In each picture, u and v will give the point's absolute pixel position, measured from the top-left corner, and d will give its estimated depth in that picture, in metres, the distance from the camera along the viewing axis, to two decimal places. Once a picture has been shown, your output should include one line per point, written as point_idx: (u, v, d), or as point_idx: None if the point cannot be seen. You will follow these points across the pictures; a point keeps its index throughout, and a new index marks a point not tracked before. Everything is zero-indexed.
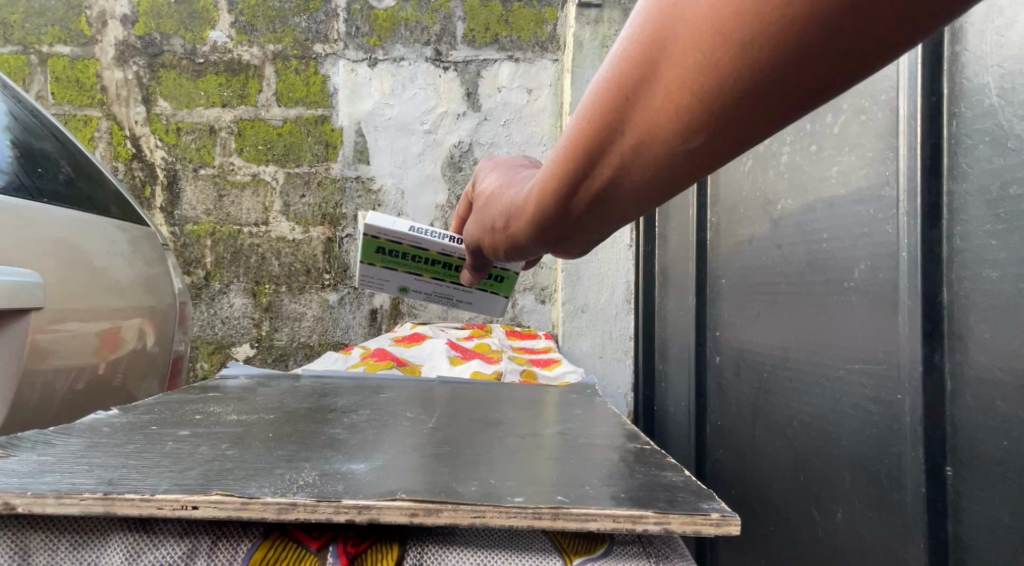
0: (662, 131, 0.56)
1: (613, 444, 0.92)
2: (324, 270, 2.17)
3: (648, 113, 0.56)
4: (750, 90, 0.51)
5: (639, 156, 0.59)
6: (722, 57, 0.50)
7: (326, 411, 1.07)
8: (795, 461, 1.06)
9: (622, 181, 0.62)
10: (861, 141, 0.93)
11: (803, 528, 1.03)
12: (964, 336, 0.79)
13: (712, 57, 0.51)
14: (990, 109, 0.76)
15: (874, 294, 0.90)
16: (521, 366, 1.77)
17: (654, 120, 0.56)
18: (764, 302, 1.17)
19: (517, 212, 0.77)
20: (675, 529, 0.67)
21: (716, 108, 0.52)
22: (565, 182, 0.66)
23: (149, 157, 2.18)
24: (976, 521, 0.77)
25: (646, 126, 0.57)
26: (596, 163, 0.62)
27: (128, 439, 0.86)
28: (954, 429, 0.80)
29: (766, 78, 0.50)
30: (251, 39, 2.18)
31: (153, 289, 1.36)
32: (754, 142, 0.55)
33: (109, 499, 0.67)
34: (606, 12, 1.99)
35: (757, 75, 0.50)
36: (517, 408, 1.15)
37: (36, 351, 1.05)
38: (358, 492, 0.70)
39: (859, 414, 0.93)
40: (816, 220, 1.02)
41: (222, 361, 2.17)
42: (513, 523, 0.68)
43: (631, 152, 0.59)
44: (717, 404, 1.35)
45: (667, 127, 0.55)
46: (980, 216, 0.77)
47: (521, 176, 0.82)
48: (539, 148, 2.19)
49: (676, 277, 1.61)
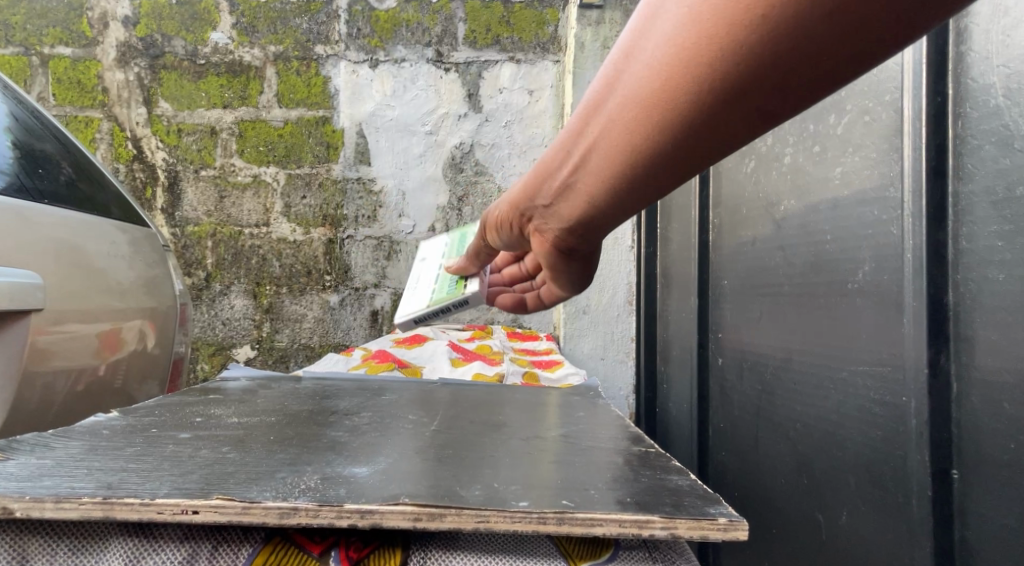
0: (645, 91, 0.60)
1: (616, 447, 0.91)
2: (325, 271, 2.17)
3: (643, 69, 0.59)
4: (735, 53, 0.53)
5: (628, 112, 0.62)
6: (706, 26, 0.54)
7: (327, 414, 1.06)
8: (799, 462, 1.05)
9: (609, 138, 0.65)
10: (865, 141, 0.92)
11: (807, 531, 1.03)
12: (970, 338, 0.78)
13: (698, 25, 0.54)
14: (996, 110, 0.75)
15: (879, 295, 0.89)
16: (523, 368, 1.76)
17: (648, 76, 0.59)
18: (767, 304, 1.16)
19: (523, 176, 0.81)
20: (682, 533, 0.67)
21: (703, 68, 0.55)
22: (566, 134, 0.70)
23: (150, 158, 2.18)
24: (983, 525, 0.76)
25: (639, 81, 0.60)
26: (592, 116, 0.65)
27: (128, 442, 0.86)
28: (961, 432, 0.79)
29: (751, 44, 0.52)
30: (252, 40, 2.17)
31: (154, 290, 1.35)
32: (734, 113, 0.57)
33: (108, 503, 0.66)
34: (608, 12, 1.98)
35: (741, 38, 0.52)
36: (518, 410, 1.14)
37: (36, 353, 1.04)
38: (360, 496, 0.69)
39: (864, 416, 0.92)
40: (820, 221, 1.01)
41: (223, 362, 2.17)
42: (518, 527, 0.67)
43: (621, 105, 0.62)
44: (720, 406, 1.34)
45: (656, 83, 0.58)
46: (987, 217, 0.76)
47: None
48: (540, 149, 2.18)
49: (679, 278, 1.60)
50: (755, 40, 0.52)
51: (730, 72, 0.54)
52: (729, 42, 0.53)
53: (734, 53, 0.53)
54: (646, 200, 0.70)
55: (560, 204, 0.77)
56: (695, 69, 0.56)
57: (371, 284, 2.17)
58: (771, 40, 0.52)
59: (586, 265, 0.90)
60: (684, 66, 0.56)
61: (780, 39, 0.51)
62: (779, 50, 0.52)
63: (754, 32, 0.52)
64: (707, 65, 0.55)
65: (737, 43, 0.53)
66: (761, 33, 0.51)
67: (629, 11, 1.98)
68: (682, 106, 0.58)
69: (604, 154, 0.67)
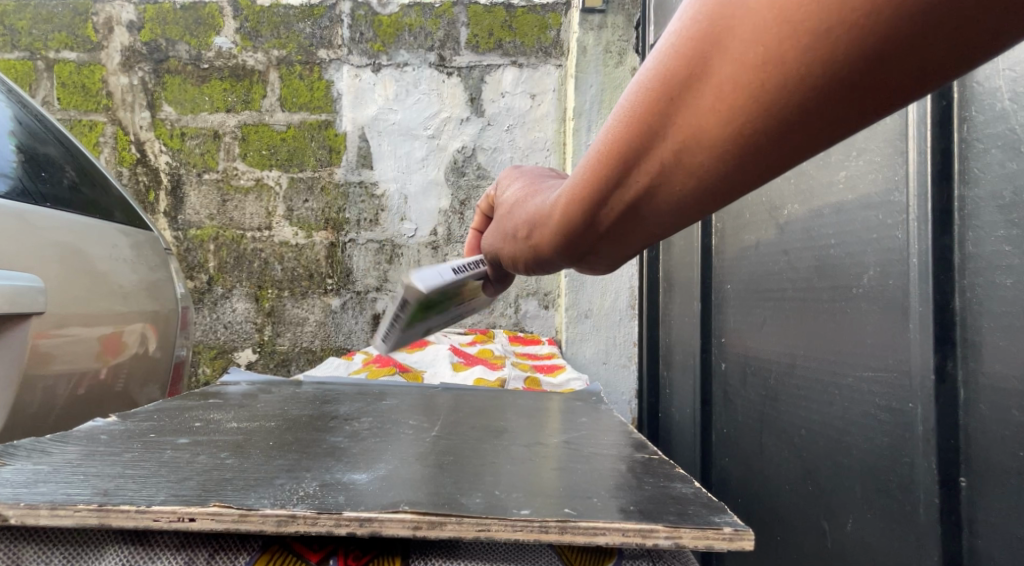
0: (702, 139, 0.51)
1: (620, 454, 0.90)
2: (327, 275, 2.16)
3: (695, 115, 0.50)
4: (817, 87, 0.45)
5: (683, 161, 0.53)
6: (784, 59, 0.45)
7: (328, 419, 1.05)
8: (804, 470, 1.04)
9: (660, 189, 0.56)
10: (869, 145, 0.91)
11: (812, 538, 1.01)
12: (978, 344, 0.77)
13: (776, 63, 0.45)
14: (1002, 113, 0.74)
15: (884, 301, 0.88)
16: (524, 372, 1.75)
17: (703, 121, 0.50)
18: (770, 309, 1.15)
19: (543, 220, 0.71)
20: (686, 543, 0.66)
21: (781, 110, 0.47)
22: (597, 188, 0.59)
23: (153, 162, 2.17)
24: (992, 535, 0.75)
25: (693, 127, 0.51)
26: (632, 168, 0.56)
27: (126, 448, 0.85)
28: (967, 439, 0.78)
29: (839, 78, 0.44)
30: (255, 45, 2.17)
31: (156, 295, 1.35)
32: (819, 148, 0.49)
33: (103, 511, 0.66)
34: (611, 17, 1.98)
35: (826, 72, 0.44)
36: (520, 415, 1.14)
37: (36, 356, 1.03)
38: (359, 504, 0.68)
39: (870, 423, 0.90)
40: (825, 225, 1.00)
41: (224, 366, 2.17)
42: (519, 536, 0.66)
43: (673, 156, 0.53)
44: (723, 411, 1.33)
45: (719, 128, 0.49)
46: (994, 221, 0.75)
47: (548, 184, 0.77)
48: (542, 153, 2.17)
49: (681, 282, 1.59)
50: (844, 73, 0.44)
51: (815, 112, 0.46)
52: (817, 70, 0.44)
53: (830, 80, 0.44)
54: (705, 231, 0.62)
55: (599, 249, 0.68)
56: (770, 112, 0.47)
57: (372, 288, 2.16)
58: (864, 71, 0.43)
59: None
60: (764, 98, 0.47)
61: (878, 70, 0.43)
62: (875, 82, 0.44)
63: (841, 64, 0.43)
64: (791, 93, 0.46)
65: (826, 68, 0.44)
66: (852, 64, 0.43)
67: (632, 15, 1.97)
68: (756, 150, 0.50)
69: (659, 203, 0.57)
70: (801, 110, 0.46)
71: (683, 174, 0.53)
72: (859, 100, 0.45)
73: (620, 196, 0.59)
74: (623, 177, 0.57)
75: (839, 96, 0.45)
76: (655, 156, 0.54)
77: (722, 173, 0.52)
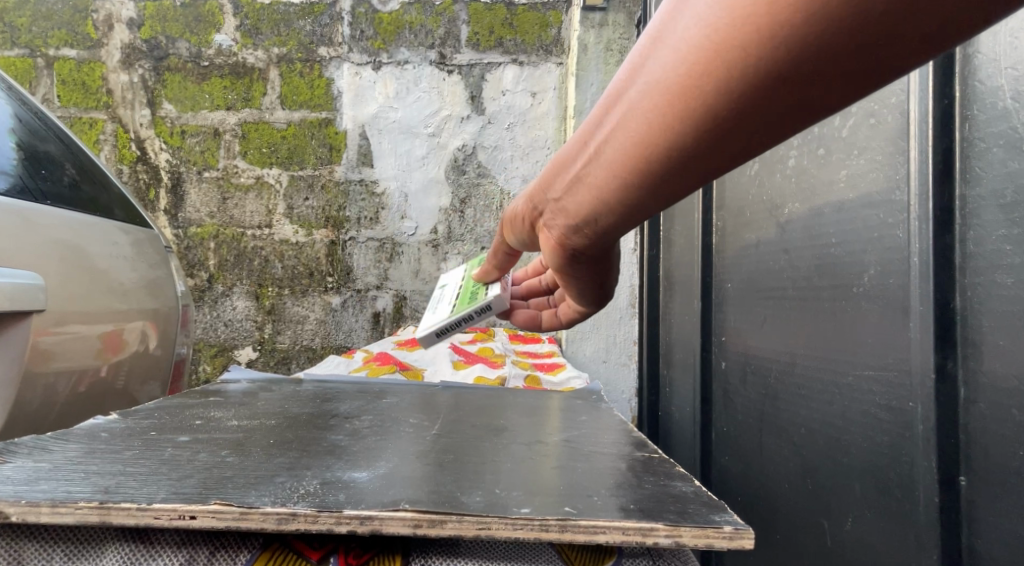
0: (665, 79, 0.55)
1: (620, 453, 0.90)
2: (327, 273, 2.16)
3: (667, 55, 0.55)
4: (770, 34, 0.49)
5: (647, 101, 0.57)
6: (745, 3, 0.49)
7: (328, 417, 1.06)
8: (804, 468, 1.04)
9: (623, 132, 0.60)
10: (871, 144, 0.91)
11: (812, 537, 1.01)
12: (978, 344, 0.77)
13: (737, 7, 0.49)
14: (1004, 112, 0.74)
15: (884, 300, 0.88)
16: (525, 370, 1.76)
17: (671, 61, 0.54)
18: (771, 308, 1.15)
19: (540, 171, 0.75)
20: (686, 542, 0.66)
21: (733, 54, 0.50)
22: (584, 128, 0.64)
23: (154, 160, 2.17)
24: (991, 534, 0.75)
25: (663, 66, 0.55)
26: (612, 107, 0.60)
27: (126, 445, 0.85)
28: (967, 438, 0.78)
29: (788, 27, 0.48)
30: (255, 42, 2.17)
31: (156, 292, 1.35)
32: (767, 106, 0.52)
33: (104, 509, 0.66)
34: (612, 15, 1.97)
35: (778, 20, 0.48)
36: (520, 414, 1.14)
37: (38, 354, 1.03)
38: (360, 502, 0.68)
39: (869, 422, 0.91)
40: (825, 224, 1.00)
41: (225, 364, 2.17)
42: (519, 535, 0.66)
43: (640, 96, 0.57)
44: (723, 410, 1.33)
45: (682, 68, 0.53)
46: (995, 220, 0.75)
47: None
48: (543, 152, 2.17)
49: (682, 280, 1.59)
50: (794, 21, 0.47)
51: (763, 62, 0.50)
52: (771, 16, 0.48)
53: (779, 25, 0.48)
54: (661, 205, 0.64)
55: (569, 205, 0.71)
56: (725, 56, 0.51)
57: (372, 286, 2.16)
58: (811, 23, 0.47)
59: (596, 277, 0.82)
60: (722, 41, 0.51)
61: (825, 23, 0.46)
62: (819, 36, 0.47)
63: (792, 12, 0.47)
64: (750, 36, 0.49)
65: (778, 15, 0.48)
66: (800, 13, 0.47)
67: (633, 14, 1.97)
68: (709, 96, 0.53)
69: (619, 148, 0.61)
70: (750, 55, 0.50)
71: (644, 115, 0.57)
72: (806, 51, 0.48)
73: (596, 137, 0.63)
74: (603, 115, 0.62)
75: (787, 45, 0.48)
76: (630, 96, 0.58)
77: (676, 118, 0.55)
